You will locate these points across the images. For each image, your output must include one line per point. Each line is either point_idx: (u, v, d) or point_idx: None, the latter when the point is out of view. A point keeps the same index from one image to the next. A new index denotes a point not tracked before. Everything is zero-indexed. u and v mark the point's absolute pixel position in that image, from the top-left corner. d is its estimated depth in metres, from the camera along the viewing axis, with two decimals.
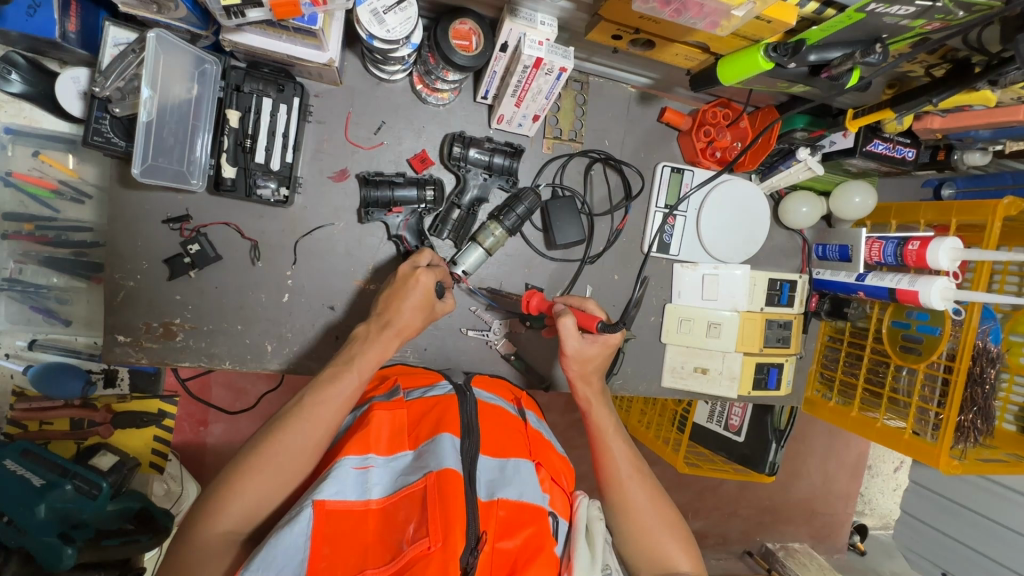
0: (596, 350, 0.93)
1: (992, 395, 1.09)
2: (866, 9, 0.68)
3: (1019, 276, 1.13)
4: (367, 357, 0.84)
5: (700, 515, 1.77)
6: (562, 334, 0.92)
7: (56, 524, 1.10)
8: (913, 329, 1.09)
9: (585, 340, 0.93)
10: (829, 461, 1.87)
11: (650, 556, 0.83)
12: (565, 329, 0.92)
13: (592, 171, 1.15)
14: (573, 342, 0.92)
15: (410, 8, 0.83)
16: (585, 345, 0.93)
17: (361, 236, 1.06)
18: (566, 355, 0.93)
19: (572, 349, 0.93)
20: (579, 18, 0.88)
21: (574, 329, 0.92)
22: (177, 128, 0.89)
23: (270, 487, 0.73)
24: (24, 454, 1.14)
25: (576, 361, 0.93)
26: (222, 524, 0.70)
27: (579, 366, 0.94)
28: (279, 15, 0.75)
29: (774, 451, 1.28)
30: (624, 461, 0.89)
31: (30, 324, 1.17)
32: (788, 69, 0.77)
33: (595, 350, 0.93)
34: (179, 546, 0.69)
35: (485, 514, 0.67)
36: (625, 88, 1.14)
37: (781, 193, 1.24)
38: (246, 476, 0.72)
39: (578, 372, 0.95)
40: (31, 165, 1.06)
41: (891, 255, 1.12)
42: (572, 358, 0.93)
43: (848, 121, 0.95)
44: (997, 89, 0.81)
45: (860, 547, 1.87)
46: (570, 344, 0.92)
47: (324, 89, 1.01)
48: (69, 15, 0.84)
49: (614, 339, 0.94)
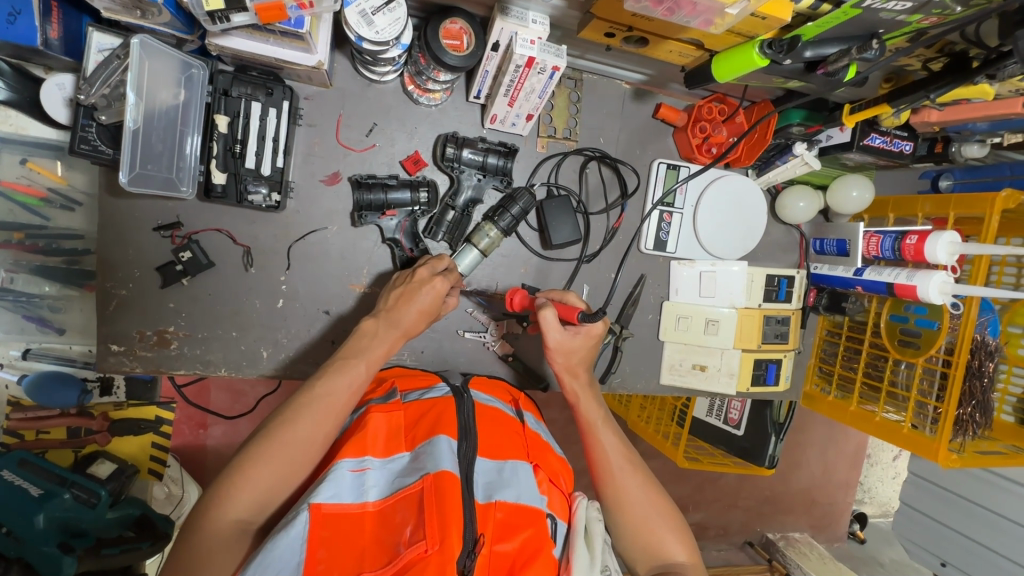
0: (579, 342, 0.94)
1: (992, 388, 1.08)
2: (863, 4, 0.67)
3: (1017, 269, 1.12)
4: (371, 360, 0.83)
5: (700, 508, 1.77)
6: (544, 327, 0.93)
7: (56, 534, 1.14)
8: (912, 323, 1.08)
9: (568, 332, 0.94)
10: (829, 451, 1.88)
11: (646, 549, 0.83)
12: (546, 322, 0.92)
13: (587, 169, 1.14)
14: (554, 333, 0.93)
15: (399, 9, 0.82)
16: (567, 337, 0.94)
17: (355, 239, 1.05)
18: (550, 348, 0.95)
19: (555, 340, 0.94)
20: (571, 16, 0.86)
21: (555, 321, 0.93)
22: (164, 134, 0.87)
23: (281, 476, 0.72)
24: (21, 464, 1.16)
25: (560, 354, 0.95)
26: (232, 512, 0.69)
27: (563, 359, 0.95)
28: (264, 19, 0.74)
29: (774, 444, 1.28)
30: (616, 454, 0.89)
31: (24, 333, 1.16)
32: (784, 65, 0.76)
33: (578, 342, 0.94)
34: (189, 532, 0.68)
35: (483, 516, 0.66)
36: (620, 85, 1.12)
37: (777, 188, 1.23)
38: (258, 465, 0.71)
39: (564, 365, 0.96)
40: (19, 173, 1.02)
41: (888, 250, 1.10)
42: (556, 351, 0.94)
43: (845, 116, 0.94)
44: (995, 83, 0.80)
45: (860, 535, 1.88)
46: (552, 336, 0.93)
47: (315, 92, 0.99)
48: (51, 21, 0.82)
49: (597, 330, 0.94)
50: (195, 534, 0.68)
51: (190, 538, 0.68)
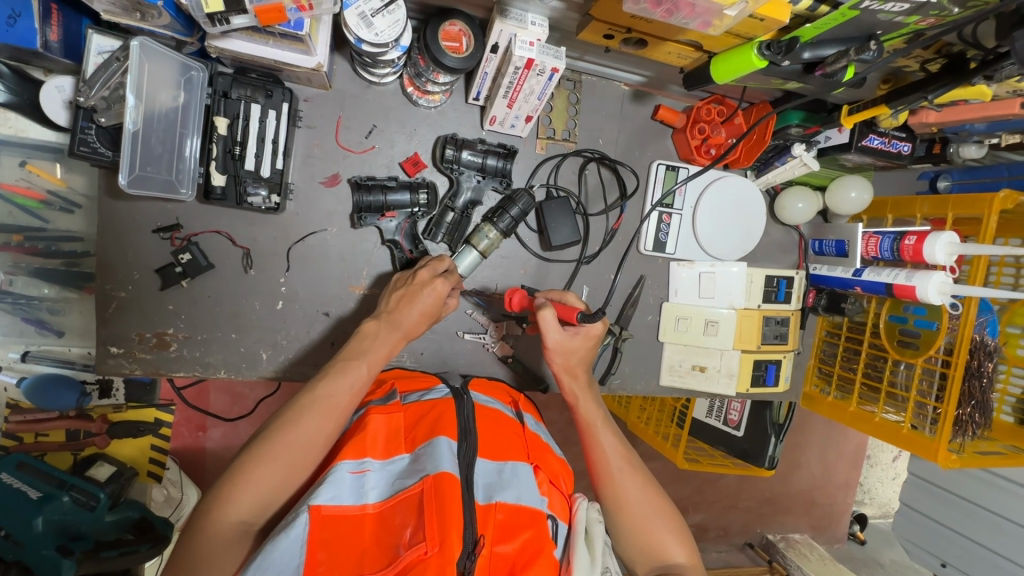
0: (578, 342, 0.94)
1: (991, 389, 1.08)
2: (860, 6, 0.67)
3: (1016, 268, 1.12)
4: (371, 361, 0.83)
5: (700, 509, 1.77)
6: (543, 328, 0.93)
7: (55, 537, 1.13)
8: (910, 323, 1.08)
9: (567, 332, 0.94)
10: (829, 452, 1.88)
11: (647, 550, 0.83)
12: (545, 322, 0.92)
13: (586, 170, 1.14)
14: (553, 334, 0.93)
15: (399, 11, 0.82)
16: (566, 337, 0.94)
17: (354, 240, 1.05)
18: (549, 348, 0.94)
19: (554, 341, 0.94)
20: (569, 17, 0.86)
21: (554, 321, 0.93)
22: (164, 136, 0.87)
23: (281, 477, 0.71)
24: (19, 467, 1.16)
25: (560, 354, 0.95)
26: (233, 513, 0.69)
27: (562, 359, 0.95)
28: (264, 21, 0.74)
29: (774, 445, 1.28)
30: (616, 454, 0.89)
31: (23, 336, 1.16)
32: (783, 67, 0.77)
33: (577, 342, 0.94)
34: (190, 533, 0.68)
35: (483, 518, 0.66)
36: (618, 86, 1.12)
37: (776, 189, 1.23)
38: (258, 466, 0.71)
39: (563, 365, 0.96)
40: (19, 175, 1.02)
41: (887, 250, 1.10)
42: (555, 351, 0.94)
43: (843, 117, 0.94)
44: (993, 84, 0.80)
45: (860, 536, 1.88)
46: (552, 336, 0.93)
47: (314, 94, 1.00)
48: (51, 24, 0.82)
49: (596, 330, 0.94)
50: (196, 536, 0.67)
51: (190, 540, 0.67)
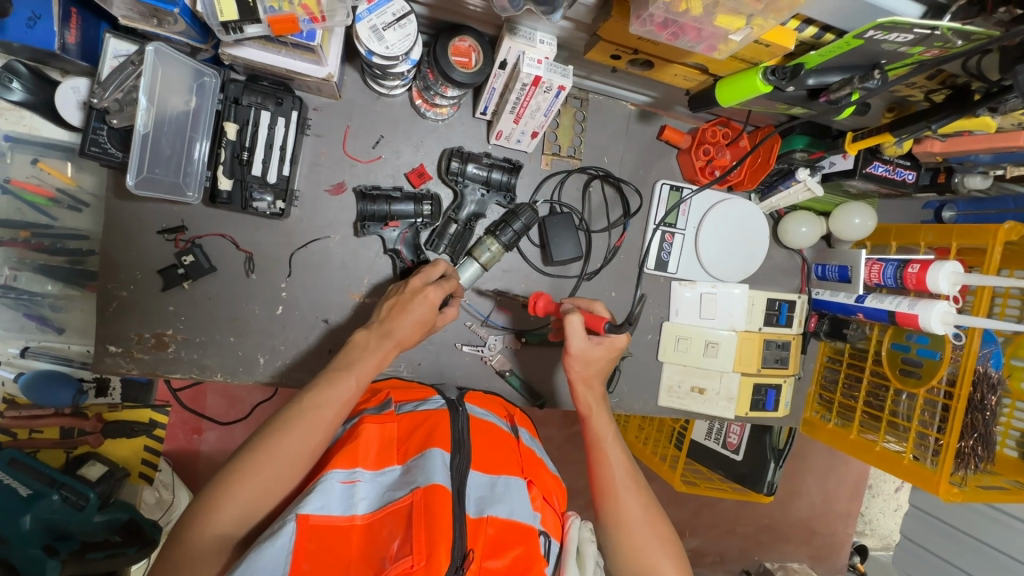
0: (601, 351, 0.92)
1: (994, 422, 1.06)
2: (864, 35, 0.67)
3: (1020, 302, 1.11)
4: (361, 374, 0.82)
5: (697, 533, 1.75)
6: (568, 332, 0.91)
7: (42, 535, 1.11)
8: (913, 352, 1.07)
9: (591, 341, 0.92)
10: (829, 480, 1.85)
11: (643, 572, 0.82)
12: (571, 327, 0.90)
13: (590, 187, 1.14)
14: (578, 341, 0.91)
15: (410, 25, 0.83)
16: (590, 346, 0.92)
17: (356, 249, 1.05)
18: (570, 355, 0.92)
19: (577, 348, 0.92)
20: (578, 37, 0.88)
21: (580, 328, 0.91)
22: (173, 139, 0.89)
23: (270, 484, 0.71)
24: (12, 463, 1.14)
25: (579, 362, 0.93)
26: (220, 519, 0.68)
27: (582, 367, 0.93)
28: (277, 31, 0.76)
29: (773, 471, 1.27)
30: (620, 471, 0.88)
31: (23, 331, 1.13)
32: (788, 93, 0.77)
33: (600, 352, 0.92)
34: (176, 539, 0.68)
35: (474, 532, 0.66)
36: (625, 106, 1.13)
37: (780, 213, 1.23)
38: (247, 473, 0.70)
39: (581, 374, 0.94)
40: (29, 172, 1.03)
41: (891, 277, 1.10)
42: (575, 358, 0.92)
43: (848, 144, 0.95)
44: (998, 115, 0.80)
45: (860, 568, 1.84)
46: (575, 343, 0.91)
47: (324, 103, 1.01)
48: (69, 27, 0.84)
49: (619, 342, 0.92)
50: (182, 542, 0.67)
51: (176, 546, 0.67)
